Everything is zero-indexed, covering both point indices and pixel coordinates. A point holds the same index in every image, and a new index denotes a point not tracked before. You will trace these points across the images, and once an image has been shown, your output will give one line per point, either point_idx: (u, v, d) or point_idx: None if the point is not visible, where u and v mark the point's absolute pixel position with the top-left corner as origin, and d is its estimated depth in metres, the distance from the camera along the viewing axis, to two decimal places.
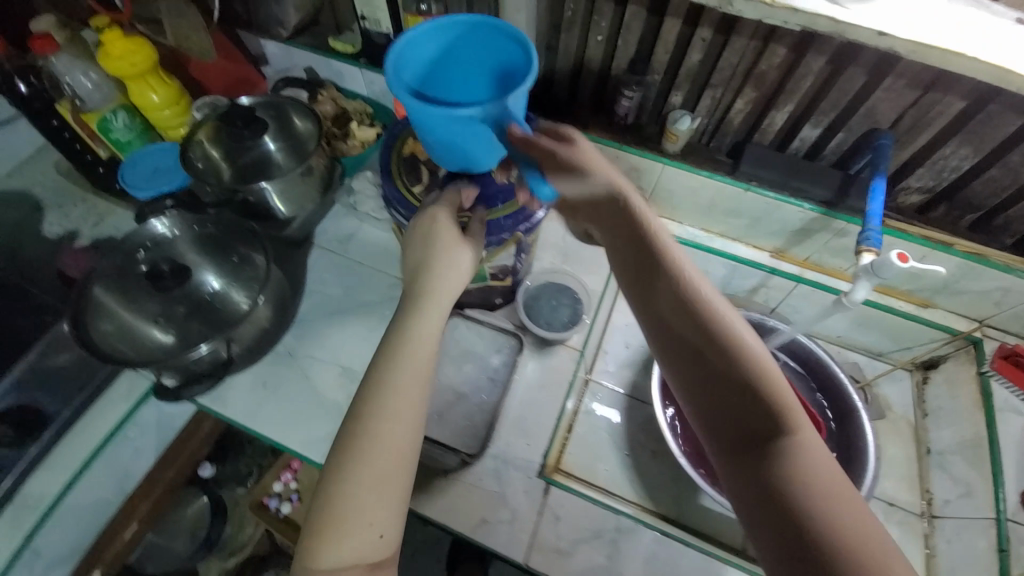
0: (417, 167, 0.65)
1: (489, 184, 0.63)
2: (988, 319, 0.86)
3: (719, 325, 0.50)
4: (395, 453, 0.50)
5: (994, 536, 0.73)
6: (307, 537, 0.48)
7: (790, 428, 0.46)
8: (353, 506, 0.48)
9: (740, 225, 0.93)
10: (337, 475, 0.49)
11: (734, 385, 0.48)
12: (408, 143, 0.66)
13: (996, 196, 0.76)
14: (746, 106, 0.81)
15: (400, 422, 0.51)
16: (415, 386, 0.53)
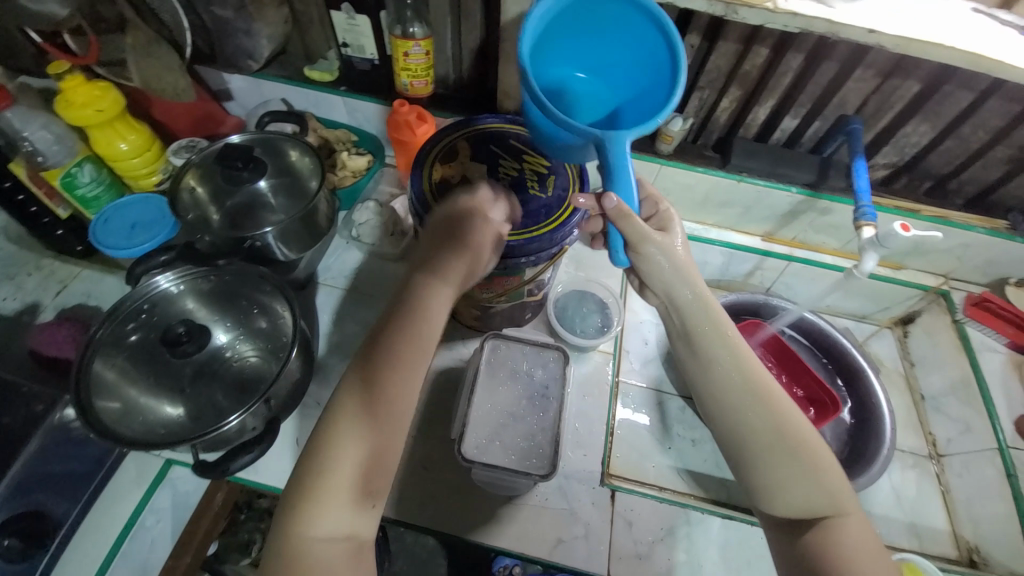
0: (452, 190, 0.65)
1: (528, 199, 0.64)
2: (951, 273, 0.96)
3: (779, 415, 0.54)
4: (397, 419, 0.51)
5: (1000, 463, 0.82)
6: (302, 503, 0.47)
7: (838, 509, 0.51)
8: (353, 466, 0.48)
9: (732, 214, 0.99)
10: (334, 444, 0.49)
11: (790, 473, 0.52)
12: (437, 168, 0.66)
13: (950, 164, 0.86)
14: (730, 104, 0.87)
15: (404, 378, 0.52)
16: (416, 361, 0.53)
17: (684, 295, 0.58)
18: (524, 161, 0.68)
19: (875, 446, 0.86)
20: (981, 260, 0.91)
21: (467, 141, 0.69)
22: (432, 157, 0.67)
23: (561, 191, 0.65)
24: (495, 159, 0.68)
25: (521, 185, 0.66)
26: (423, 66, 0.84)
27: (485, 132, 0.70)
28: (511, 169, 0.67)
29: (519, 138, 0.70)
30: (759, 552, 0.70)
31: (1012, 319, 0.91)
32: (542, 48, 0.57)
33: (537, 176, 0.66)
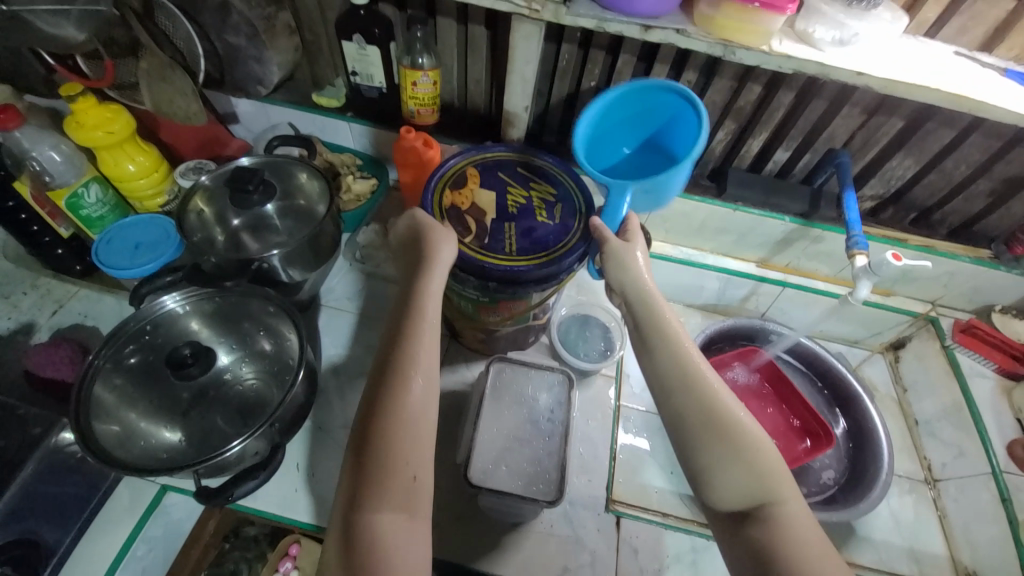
0: (462, 215, 0.67)
1: (536, 225, 0.67)
2: (938, 300, 1.00)
3: (717, 405, 0.54)
4: (429, 386, 0.53)
5: (994, 488, 0.83)
6: (346, 472, 0.51)
7: (777, 497, 0.50)
8: (387, 437, 0.50)
9: (727, 240, 1.01)
10: (369, 407, 0.52)
11: (726, 460, 0.51)
12: (446, 194, 0.69)
13: (934, 196, 0.90)
14: (725, 136, 0.91)
15: (425, 349, 0.55)
16: (428, 339, 0.55)
17: (635, 292, 0.61)
18: (530, 189, 0.71)
19: (872, 472, 0.86)
20: (966, 287, 0.95)
21: (475, 168, 0.72)
22: (442, 182, 0.70)
23: (568, 217, 0.68)
24: (503, 186, 0.70)
25: (529, 212, 0.68)
26: (431, 95, 0.86)
27: (493, 161, 0.73)
28: (519, 196, 0.70)
29: (525, 166, 0.73)
30: None
31: (999, 345, 0.94)
32: (608, 116, 0.74)
33: (544, 204, 0.69)
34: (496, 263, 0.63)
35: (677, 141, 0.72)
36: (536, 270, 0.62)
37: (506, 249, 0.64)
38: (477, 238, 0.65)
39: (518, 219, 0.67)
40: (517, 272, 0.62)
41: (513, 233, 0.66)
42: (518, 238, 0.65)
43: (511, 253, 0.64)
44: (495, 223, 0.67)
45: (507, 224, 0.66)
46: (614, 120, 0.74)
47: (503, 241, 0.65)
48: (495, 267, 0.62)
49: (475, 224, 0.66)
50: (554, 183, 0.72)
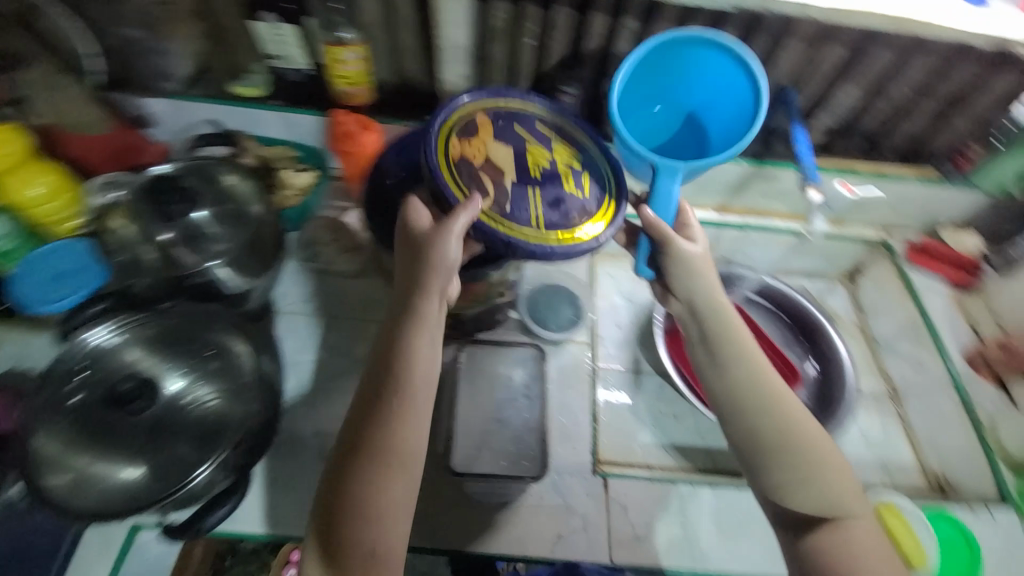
0: (479, 174, 0.60)
1: (564, 194, 0.62)
2: (891, 224, 1.03)
3: (795, 424, 0.59)
4: (408, 454, 0.54)
5: (954, 395, 0.89)
6: (322, 540, 0.52)
7: (845, 510, 0.57)
8: (345, 521, 0.52)
9: (686, 189, 1.00)
10: (348, 479, 0.53)
11: (799, 474, 0.57)
12: (455, 145, 0.60)
13: (880, 122, 0.91)
14: None
15: (411, 417, 0.55)
16: (407, 410, 0.55)
17: (704, 302, 0.62)
18: (552, 150, 0.65)
19: (838, 395, 0.92)
20: (915, 208, 0.98)
21: (487, 116, 0.64)
22: (448, 128, 0.61)
23: (597, 191, 0.64)
24: (521, 141, 0.64)
25: (554, 179, 0.63)
26: (361, 73, 0.81)
27: (506, 114, 0.66)
28: (542, 156, 0.64)
29: (545, 122, 0.67)
30: (749, 518, 0.71)
31: (951, 262, 0.99)
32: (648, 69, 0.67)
33: (571, 174, 0.64)
34: (526, 239, 0.58)
35: (720, 109, 0.69)
36: (572, 250, 0.58)
37: (534, 220, 0.59)
38: (498, 204, 0.59)
39: (545, 184, 0.62)
40: (549, 250, 0.58)
41: (539, 203, 0.61)
42: (547, 208, 0.60)
43: (541, 228, 0.59)
44: (516, 187, 0.61)
45: (533, 190, 0.61)
46: (652, 79, 0.69)
47: (530, 212, 0.60)
48: (525, 244, 0.57)
49: (495, 186, 0.60)
50: (578, 151, 0.67)
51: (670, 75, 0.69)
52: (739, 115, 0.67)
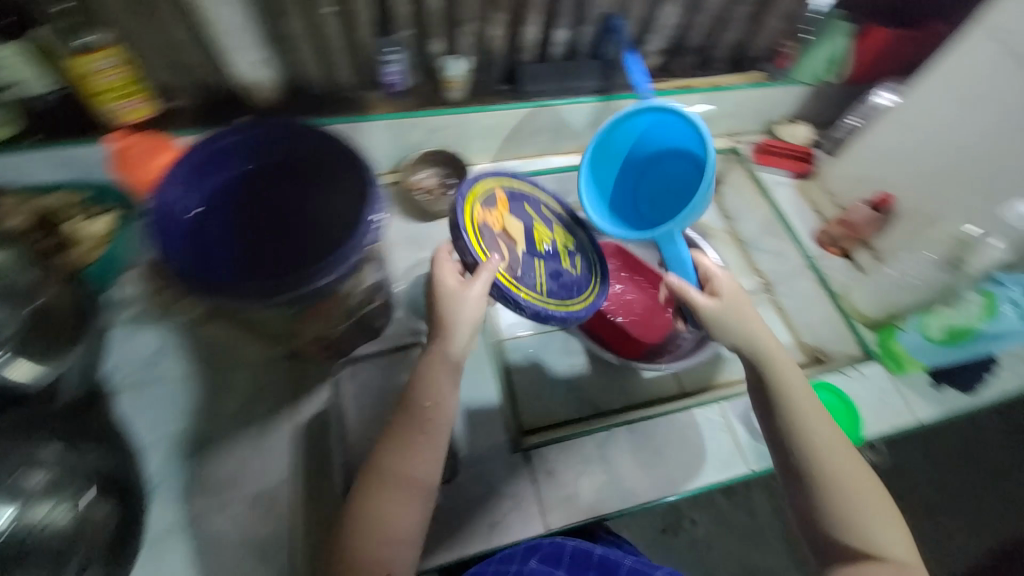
0: (500, 243, 0.64)
1: (561, 271, 0.70)
2: (736, 132, 1.10)
3: (843, 460, 0.58)
4: (417, 481, 0.56)
5: (812, 275, 0.94)
6: (341, 546, 0.55)
7: (891, 550, 0.55)
8: (355, 537, 0.54)
9: (545, 139, 1.00)
10: (369, 501, 0.56)
11: (845, 507, 0.56)
12: (485, 217, 0.65)
13: (704, 34, 0.94)
14: (502, 30, 0.84)
15: (424, 453, 0.57)
16: (432, 449, 0.57)
17: (746, 345, 0.64)
18: (552, 231, 0.74)
19: None
20: (753, 112, 1.05)
21: (504, 194, 0.70)
22: (476, 199, 0.65)
23: (585, 271, 0.74)
24: (528, 219, 0.71)
25: (554, 254, 0.71)
26: (129, 82, 0.70)
27: (521, 198, 0.74)
28: (546, 235, 0.73)
29: (546, 206, 0.77)
30: (664, 443, 0.74)
31: (790, 154, 1.06)
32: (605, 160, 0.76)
33: (568, 252, 0.74)
34: (534, 302, 0.63)
35: (684, 148, 0.70)
36: (571, 316, 0.65)
37: (538, 288, 0.65)
38: (512, 268, 0.64)
39: (547, 257, 0.70)
40: (547, 314, 0.63)
41: (542, 273, 0.68)
42: (548, 280, 0.67)
43: (544, 294, 0.65)
44: (526, 257, 0.67)
45: (538, 261, 0.68)
46: (613, 164, 0.76)
47: (536, 279, 0.66)
48: (531, 307, 0.62)
49: (511, 255, 0.65)
50: (574, 236, 0.78)
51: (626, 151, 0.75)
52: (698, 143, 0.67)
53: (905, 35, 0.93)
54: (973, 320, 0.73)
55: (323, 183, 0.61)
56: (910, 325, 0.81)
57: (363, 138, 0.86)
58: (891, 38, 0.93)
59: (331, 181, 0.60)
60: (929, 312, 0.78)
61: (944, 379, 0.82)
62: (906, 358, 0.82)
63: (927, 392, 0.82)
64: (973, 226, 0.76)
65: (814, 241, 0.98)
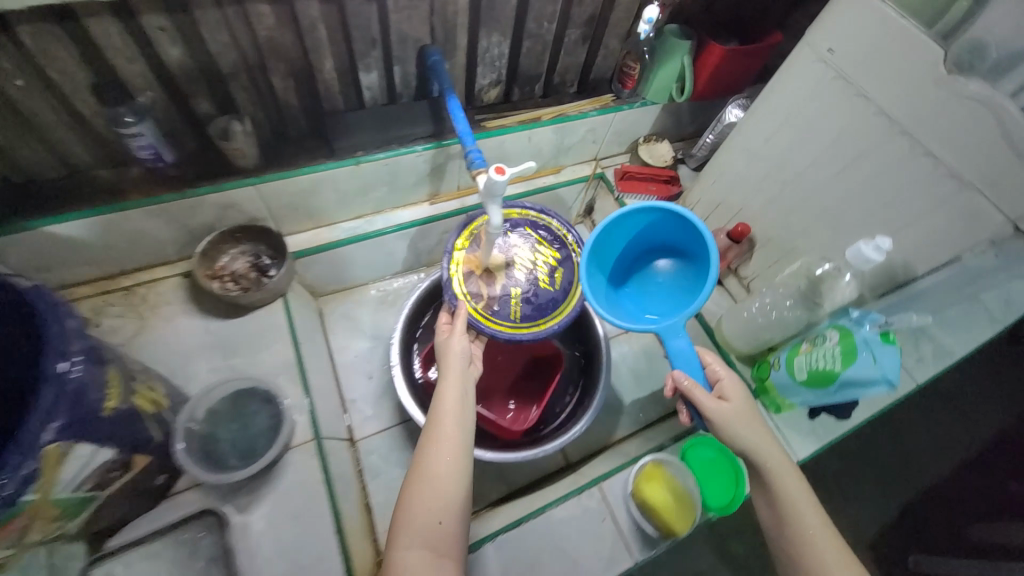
0: (480, 286, 0.72)
1: (539, 294, 0.74)
2: (598, 155, 1.02)
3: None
4: (462, 442, 0.56)
5: None
6: (407, 493, 0.52)
7: None
8: (417, 484, 0.52)
9: (381, 194, 0.84)
10: (430, 451, 0.54)
11: None
12: (464, 262, 0.73)
13: (542, 62, 0.84)
14: (288, 81, 0.67)
15: (466, 429, 0.58)
16: (468, 417, 0.59)
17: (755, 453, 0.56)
18: (538, 252, 0.77)
19: (598, 358, 0.85)
20: (610, 136, 0.98)
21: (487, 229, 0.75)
22: (460, 250, 0.73)
23: (568, 282, 0.75)
24: (509, 249, 0.76)
25: (533, 275, 0.75)
26: None
27: (514, 226, 0.78)
28: (525, 258, 0.76)
29: (537, 227, 0.78)
30: (536, 551, 0.65)
31: (652, 178, 1.00)
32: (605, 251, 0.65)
33: (547, 268, 0.76)
34: (501, 330, 0.69)
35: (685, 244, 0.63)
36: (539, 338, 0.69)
37: (509, 317, 0.71)
38: (488, 303, 0.71)
39: (524, 281, 0.74)
40: (515, 338, 0.69)
41: (518, 302, 0.73)
42: (523, 304, 0.72)
43: (514, 320, 0.71)
44: (502, 290, 0.73)
45: (514, 290, 0.73)
46: (611, 254, 0.66)
47: (511, 308, 0.72)
48: (502, 335, 0.69)
49: (491, 293, 0.72)
50: (562, 246, 0.78)
51: (624, 240, 0.66)
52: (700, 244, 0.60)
53: (744, 49, 0.85)
54: (833, 365, 0.65)
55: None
56: (780, 363, 0.76)
57: (125, 229, 0.67)
58: (731, 53, 0.86)
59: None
60: (796, 351, 0.73)
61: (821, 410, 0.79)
62: (781, 399, 0.78)
63: (802, 425, 0.79)
64: (825, 266, 0.71)
65: None
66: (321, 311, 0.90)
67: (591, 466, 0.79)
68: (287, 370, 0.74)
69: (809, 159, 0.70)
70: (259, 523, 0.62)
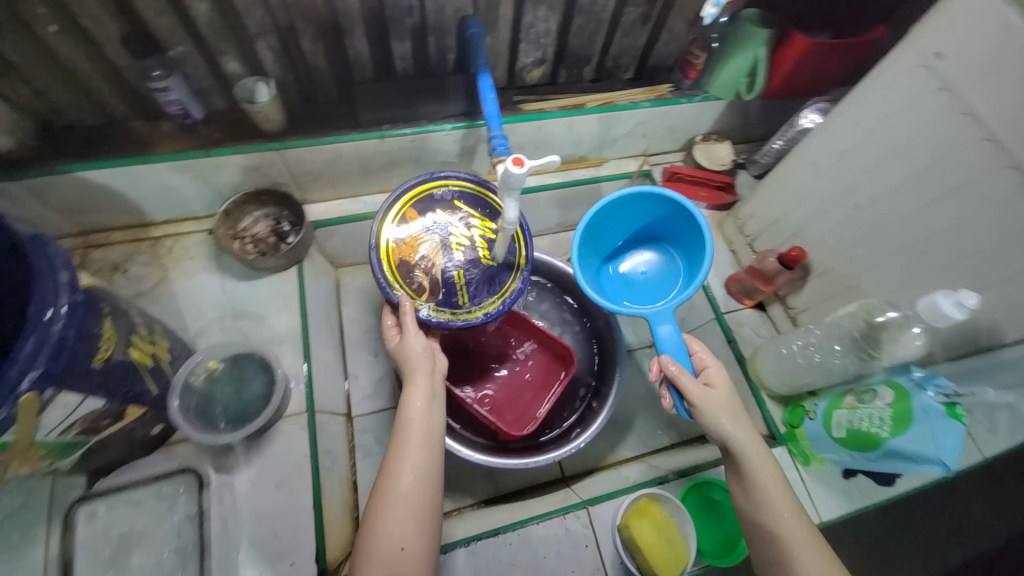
0: (417, 274, 0.63)
1: (484, 274, 0.65)
2: (647, 151, 0.93)
3: None
4: (428, 457, 0.52)
5: (720, 332, 0.81)
6: (367, 515, 0.49)
7: None
8: (377, 507, 0.48)
9: (407, 171, 0.81)
10: (391, 470, 0.50)
11: None
12: (396, 250, 0.63)
13: (594, 43, 0.76)
14: (317, 44, 0.65)
15: (431, 441, 0.53)
16: (436, 428, 0.54)
17: (737, 443, 0.51)
18: (469, 224, 0.66)
19: (611, 371, 0.79)
20: (662, 130, 0.88)
21: (416, 211, 0.65)
22: (386, 236, 0.63)
23: (510, 253, 0.66)
24: (444, 226, 0.65)
25: (473, 252, 0.65)
26: None
27: (433, 193, 0.66)
28: (461, 235, 0.66)
29: (468, 199, 0.67)
30: (510, 566, 0.61)
31: (704, 182, 0.90)
32: (601, 232, 0.64)
33: (485, 240, 0.66)
34: (455, 317, 0.62)
35: (680, 238, 0.64)
36: (491, 318, 0.62)
37: (454, 303, 0.63)
38: (432, 293, 0.63)
39: (467, 262, 0.65)
40: (468, 321, 0.62)
41: (463, 285, 0.64)
42: (470, 286, 0.64)
43: (462, 304, 0.63)
44: (443, 272, 0.64)
45: (455, 273, 0.64)
46: (607, 236, 0.65)
47: (457, 294, 0.64)
48: (458, 323, 0.62)
49: (432, 280, 0.63)
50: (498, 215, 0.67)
51: (622, 224, 0.65)
52: (695, 237, 0.61)
53: (836, 44, 0.73)
54: (878, 431, 0.56)
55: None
56: (817, 412, 0.67)
57: (152, 182, 0.69)
58: (819, 47, 0.73)
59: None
60: (838, 402, 0.63)
61: (860, 471, 0.69)
62: (811, 450, 0.69)
63: (834, 482, 0.70)
64: (889, 313, 0.60)
65: (725, 288, 0.85)
66: (339, 283, 0.90)
67: (586, 485, 0.74)
68: (291, 339, 0.74)
69: (892, 183, 0.59)
70: (243, 486, 0.63)
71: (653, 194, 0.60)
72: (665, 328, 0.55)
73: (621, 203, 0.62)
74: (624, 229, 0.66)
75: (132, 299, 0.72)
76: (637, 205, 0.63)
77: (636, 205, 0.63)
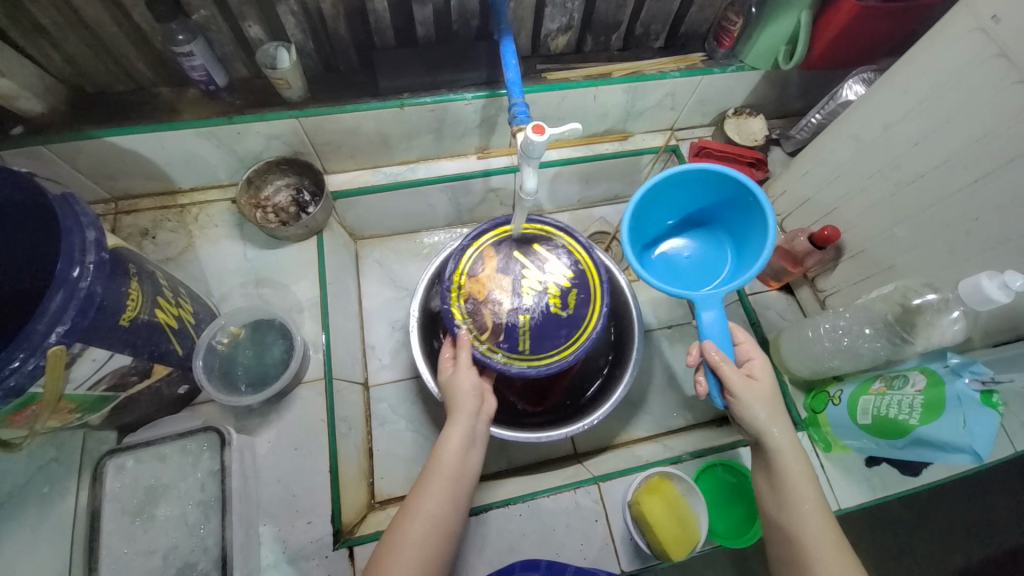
0: (482, 311, 0.60)
1: (550, 322, 0.60)
2: (675, 125, 0.90)
3: None
4: (450, 502, 0.52)
5: (743, 314, 0.78)
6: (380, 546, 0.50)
7: None
8: (390, 541, 0.50)
9: (426, 142, 0.80)
10: (411, 509, 0.51)
11: None
12: (469, 285, 0.61)
13: (623, 8, 0.73)
14: (337, 8, 0.63)
15: (457, 487, 0.53)
16: (465, 473, 0.54)
17: (775, 444, 0.50)
18: (548, 270, 0.63)
19: (625, 349, 0.77)
20: (692, 103, 0.85)
21: (493, 250, 0.63)
22: (460, 271, 0.62)
23: (580, 312, 0.61)
24: (521, 269, 0.62)
25: (542, 299, 0.61)
26: None
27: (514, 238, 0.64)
28: (536, 282, 0.62)
29: (547, 246, 0.64)
30: (520, 535, 0.62)
31: (732, 157, 0.86)
32: (649, 212, 0.62)
33: (558, 291, 0.62)
34: (511, 364, 0.59)
35: (733, 220, 0.61)
36: (547, 372, 0.59)
37: (517, 351, 0.59)
38: (493, 334, 0.60)
39: (534, 309, 0.61)
40: (522, 370, 0.59)
41: (528, 331, 0.60)
42: (531, 336, 0.60)
43: (522, 350, 0.60)
44: (510, 317, 0.60)
45: (522, 317, 0.60)
46: (653, 217, 0.63)
47: (519, 338, 0.60)
48: (514, 370, 0.59)
49: (498, 322, 0.60)
50: (578, 268, 0.64)
51: (670, 203, 0.63)
52: (751, 218, 0.58)
53: (888, 8, 0.67)
54: (907, 418, 0.54)
55: (1, 232, 0.49)
56: (841, 398, 0.64)
57: (178, 149, 0.69)
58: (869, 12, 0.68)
59: (27, 227, 0.49)
60: (865, 388, 0.60)
61: (883, 460, 0.67)
62: (833, 437, 0.66)
63: (856, 470, 0.68)
64: (928, 296, 0.58)
65: None
66: (358, 254, 0.91)
67: (598, 461, 0.74)
68: (311, 308, 0.75)
69: (938, 159, 0.55)
70: (263, 446, 0.65)
71: (708, 172, 0.58)
72: (709, 318, 0.53)
73: (672, 180, 0.59)
74: (671, 208, 0.63)
75: (160, 264, 0.74)
76: (688, 183, 0.60)
77: (687, 184, 0.60)
